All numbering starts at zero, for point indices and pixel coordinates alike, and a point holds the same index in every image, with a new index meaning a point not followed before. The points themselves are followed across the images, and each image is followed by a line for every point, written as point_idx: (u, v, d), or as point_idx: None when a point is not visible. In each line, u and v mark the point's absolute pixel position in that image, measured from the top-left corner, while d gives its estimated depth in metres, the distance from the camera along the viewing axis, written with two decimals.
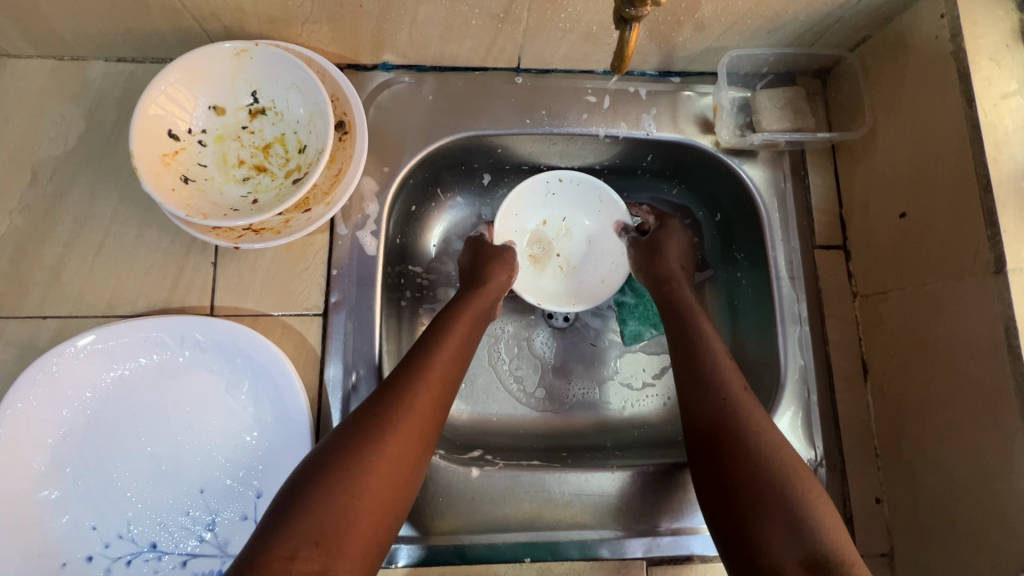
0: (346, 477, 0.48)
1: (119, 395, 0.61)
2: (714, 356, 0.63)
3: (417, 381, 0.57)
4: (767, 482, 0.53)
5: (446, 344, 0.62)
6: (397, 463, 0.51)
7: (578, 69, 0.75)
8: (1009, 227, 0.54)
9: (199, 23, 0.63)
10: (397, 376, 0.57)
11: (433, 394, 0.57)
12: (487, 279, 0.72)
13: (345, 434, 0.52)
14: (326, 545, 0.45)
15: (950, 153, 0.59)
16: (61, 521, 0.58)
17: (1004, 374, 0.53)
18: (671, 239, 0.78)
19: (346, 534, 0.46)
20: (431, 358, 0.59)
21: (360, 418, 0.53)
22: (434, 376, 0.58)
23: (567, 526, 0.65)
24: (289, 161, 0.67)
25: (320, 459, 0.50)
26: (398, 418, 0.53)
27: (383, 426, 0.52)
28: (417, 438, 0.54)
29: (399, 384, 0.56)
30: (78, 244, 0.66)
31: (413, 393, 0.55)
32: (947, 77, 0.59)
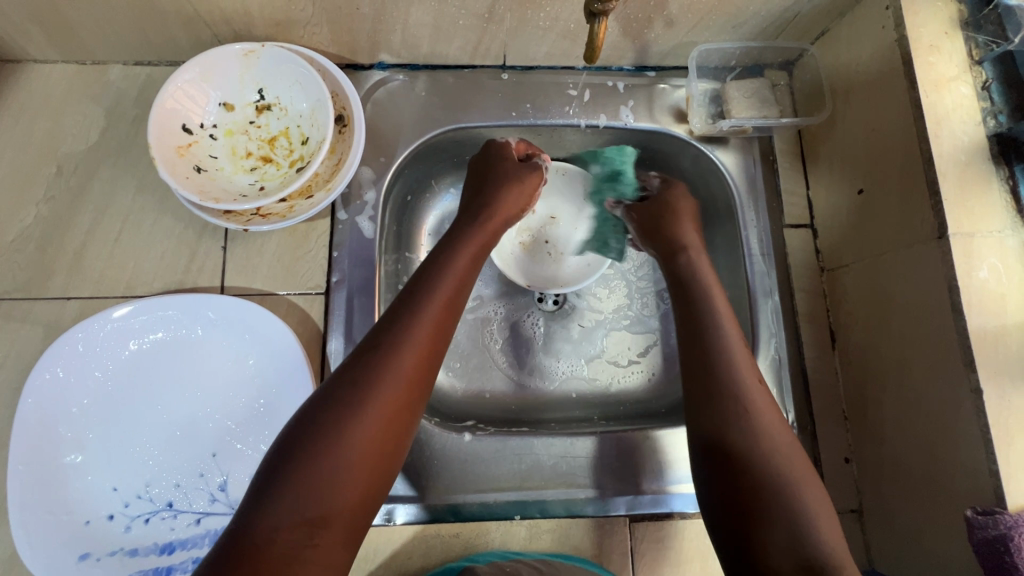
0: (323, 454, 0.49)
1: (138, 367, 0.66)
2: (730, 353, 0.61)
3: (394, 351, 0.56)
4: (778, 484, 0.52)
5: (427, 306, 0.60)
6: (377, 437, 0.52)
7: (559, 65, 0.81)
8: (950, 196, 0.59)
9: (209, 27, 0.69)
10: (375, 345, 0.56)
11: (412, 365, 0.56)
12: (496, 204, 0.73)
13: (320, 410, 0.52)
14: (306, 523, 0.47)
15: (899, 132, 0.64)
16: (85, 483, 0.63)
17: (949, 330, 0.58)
18: (678, 201, 0.78)
19: (325, 512, 0.48)
20: (408, 325, 0.58)
21: (336, 391, 0.53)
22: (411, 344, 0.57)
23: (554, 487, 0.69)
24: (293, 152, 0.73)
25: (297, 434, 0.51)
26: (374, 393, 0.53)
27: (359, 401, 0.52)
28: (396, 412, 0.54)
29: (377, 352, 0.55)
30: (99, 231, 0.71)
31: (388, 365, 0.55)
32: (893, 63, 0.65)
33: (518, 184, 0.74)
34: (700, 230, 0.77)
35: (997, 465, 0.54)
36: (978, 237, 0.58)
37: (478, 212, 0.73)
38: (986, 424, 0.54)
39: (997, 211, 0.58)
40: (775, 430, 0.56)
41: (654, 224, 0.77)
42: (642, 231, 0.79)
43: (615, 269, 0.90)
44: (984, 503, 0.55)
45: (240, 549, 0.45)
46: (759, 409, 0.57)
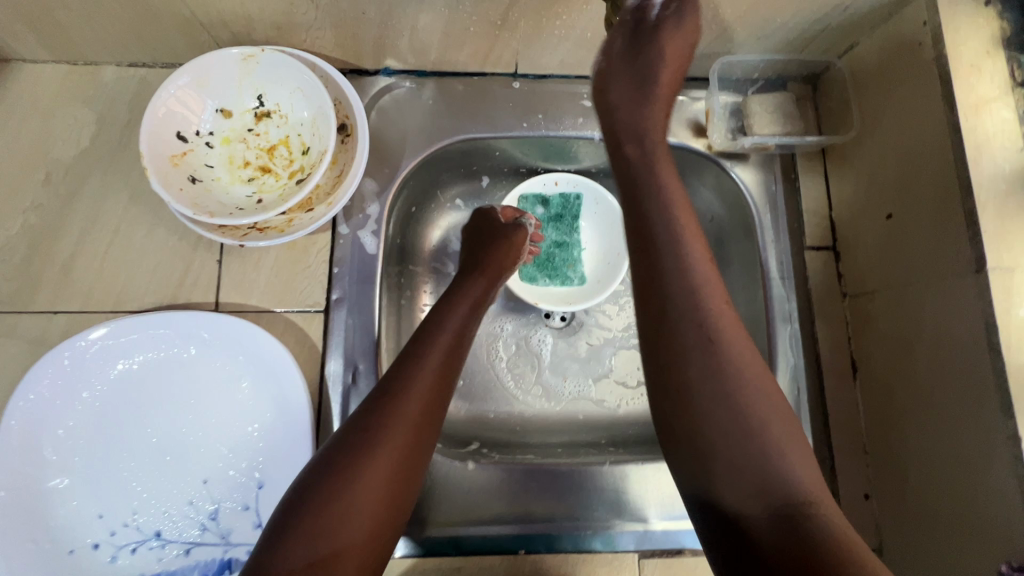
0: (342, 489, 0.47)
1: (128, 387, 0.63)
2: (691, 289, 0.50)
3: (412, 382, 0.54)
4: (737, 436, 0.46)
5: (441, 340, 0.59)
6: (395, 471, 0.50)
7: (573, 74, 0.77)
8: (990, 227, 0.55)
9: (207, 29, 0.65)
10: (393, 377, 0.55)
11: (428, 398, 0.54)
12: (486, 262, 0.71)
13: (338, 444, 0.50)
14: (323, 560, 0.45)
15: (934, 156, 0.60)
16: (70, 510, 0.60)
17: (986, 370, 0.54)
18: (664, 44, 0.58)
19: (342, 549, 0.46)
20: (426, 359, 0.57)
21: (355, 424, 0.51)
22: (429, 376, 0.55)
23: (561, 519, 0.66)
24: (293, 162, 0.69)
25: (315, 470, 0.49)
26: (392, 426, 0.51)
27: (377, 435, 0.50)
28: (413, 448, 0.52)
29: (395, 385, 0.54)
30: (89, 242, 0.68)
31: (406, 397, 0.53)
32: (930, 82, 0.61)
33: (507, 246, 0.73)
34: (670, 111, 0.61)
35: None
36: (1019, 272, 0.54)
37: (472, 268, 0.71)
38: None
39: None
40: (743, 374, 0.48)
41: (630, 108, 0.59)
42: (609, 116, 0.60)
43: (625, 287, 0.87)
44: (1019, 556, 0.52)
45: None
46: (730, 355, 0.48)
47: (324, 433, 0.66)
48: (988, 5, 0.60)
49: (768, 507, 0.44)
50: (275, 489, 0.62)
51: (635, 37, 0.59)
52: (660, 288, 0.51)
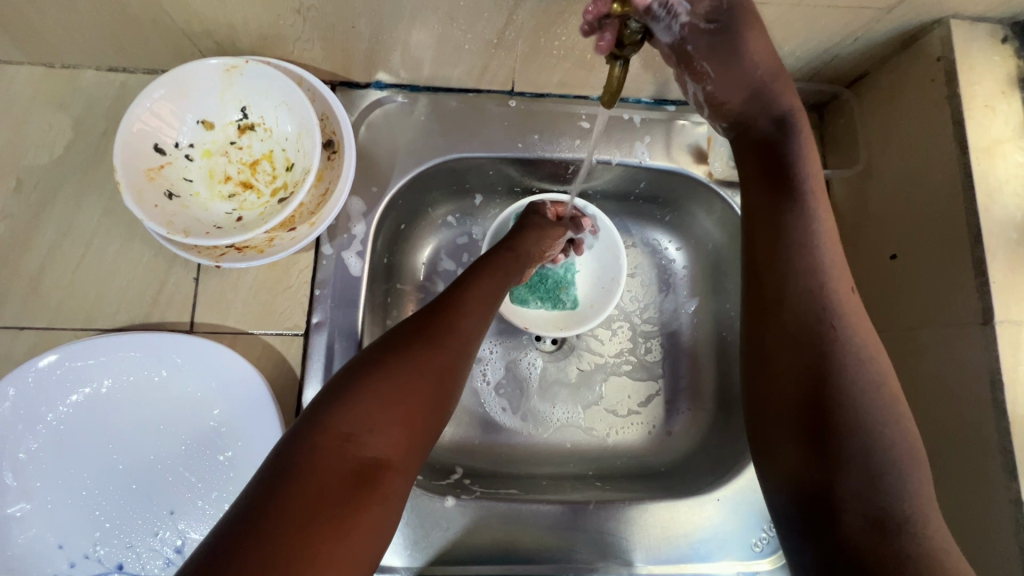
0: (396, 369, 0.48)
1: (93, 411, 0.60)
2: (818, 261, 0.51)
3: (459, 306, 0.57)
4: (853, 429, 0.46)
5: (483, 281, 0.62)
6: (445, 370, 0.51)
7: (572, 94, 0.74)
8: (998, 277, 0.53)
9: (189, 38, 0.62)
10: (442, 301, 0.57)
11: (474, 318, 0.57)
12: (518, 246, 0.69)
13: (391, 339, 0.52)
14: (377, 429, 0.44)
15: (942, 198, 0.58)
16: (28, 539, 0.57)
17: (988, 426, 0.52)
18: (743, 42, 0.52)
19: (393, 425, 0.45)
20: (471, 292, 0.60)
21: (408, 326, 0.53)
22: (475, 304, 0.58)
23: (542, 559, 0.64)
24: (276, 178, 0.66)
25: (366, 358, 0.50)
26: (442, 332, 0.53)
27: (430, 335, 0.52)
28: (458, 358, 0.53)
29: (443, 305, 0.57)
30: (60, 255, 0.65)
31: (454, 314, 0.56)
32: (941, 120, 0.59)
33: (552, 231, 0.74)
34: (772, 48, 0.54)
35: None
36: None
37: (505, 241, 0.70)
38: None
39: None
40: (859, 345, 0.48)
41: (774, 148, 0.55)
42: (784, 165, 0.55)
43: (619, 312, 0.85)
44: None
45: (308, 453, 0.42)
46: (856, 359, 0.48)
47: None
48: (1004, 44, 0.58)
49: (869, 513, 0.44)
50: None
51: (713, 51, 0.52)
52: (782, 272, 0.52)
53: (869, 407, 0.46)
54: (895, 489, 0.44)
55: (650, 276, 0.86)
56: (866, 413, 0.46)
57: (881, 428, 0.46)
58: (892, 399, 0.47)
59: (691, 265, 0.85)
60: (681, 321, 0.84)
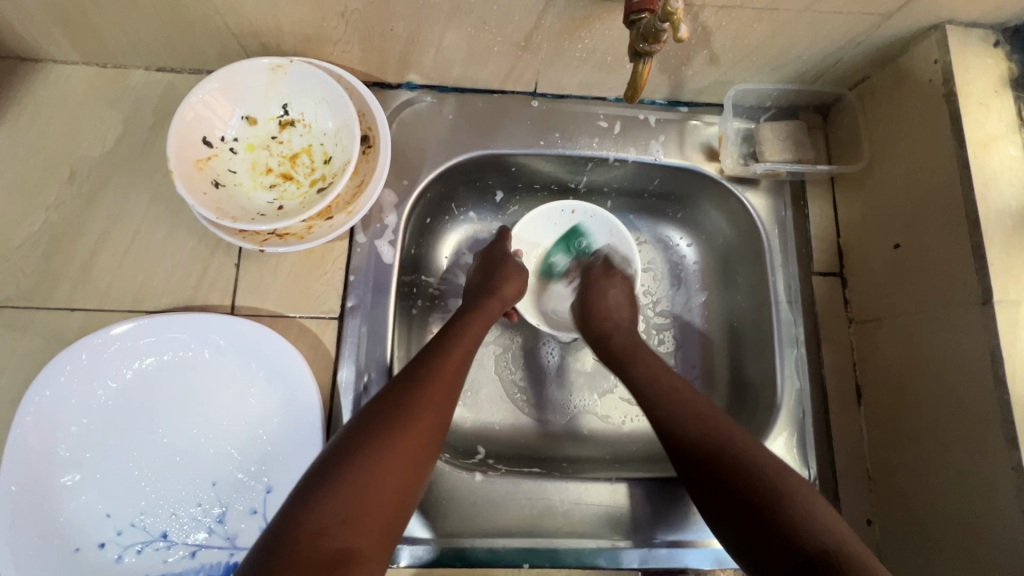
0: (370, 454, 0.50)
1: (141, 387, 0.63)
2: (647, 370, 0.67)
3: (433, 374, 0.59)
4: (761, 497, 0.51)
5: (456, 343, 0.64)
6: (416, 447, 0.53)
7: (590, 95, 0.79)
8: (996, 261, 0.57)
9: (238, 39, 0.67)
10: (415, 369, 0.59)
11: (448, 384, 0.59)
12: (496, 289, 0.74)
13: (367, 422, 0.53)
14: (350, 520, 0.46)
15: (943, 189, 0.62)
16: (77, 508, 0.60)
17: (990, 400, 0.55)
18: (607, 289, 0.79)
19: (367, 513, 0.47)
20: (444, 355, 0.61)
21: (382, 406, 0.55)
22: (449, 371, 0.60)
23: (565, 534, 0.66)
24: (315, 171, 0.70)
25: (341, 444, 0.51)
26: (417, 407, 0.55)
27: (404, 414, 0.54)
28: (431, 433, 0.55)
29: (417, 376, 0.58)
30: (109, 241, 0.69)
31: (427, 385, 0.57)
32: (938, 118, 0.63)
33: (520, 276, 0.76)
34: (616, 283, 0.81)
35: None
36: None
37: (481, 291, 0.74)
38: None
39: None
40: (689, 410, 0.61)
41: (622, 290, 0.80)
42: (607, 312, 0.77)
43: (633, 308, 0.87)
44: None
45: (285, 549, 0.44)
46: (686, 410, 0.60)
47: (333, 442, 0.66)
48: (996, 47, 0.63)
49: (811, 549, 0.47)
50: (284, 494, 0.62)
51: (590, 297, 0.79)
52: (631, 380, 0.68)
53: (728, 454, 0.55)
54: (818, 521, 0.49)
55: (663, 270, 0.88)
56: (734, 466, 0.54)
57: (757, 459, 0.54)
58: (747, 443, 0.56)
59: (702, 261, 0.87)
60: (693, 314, 0.87)
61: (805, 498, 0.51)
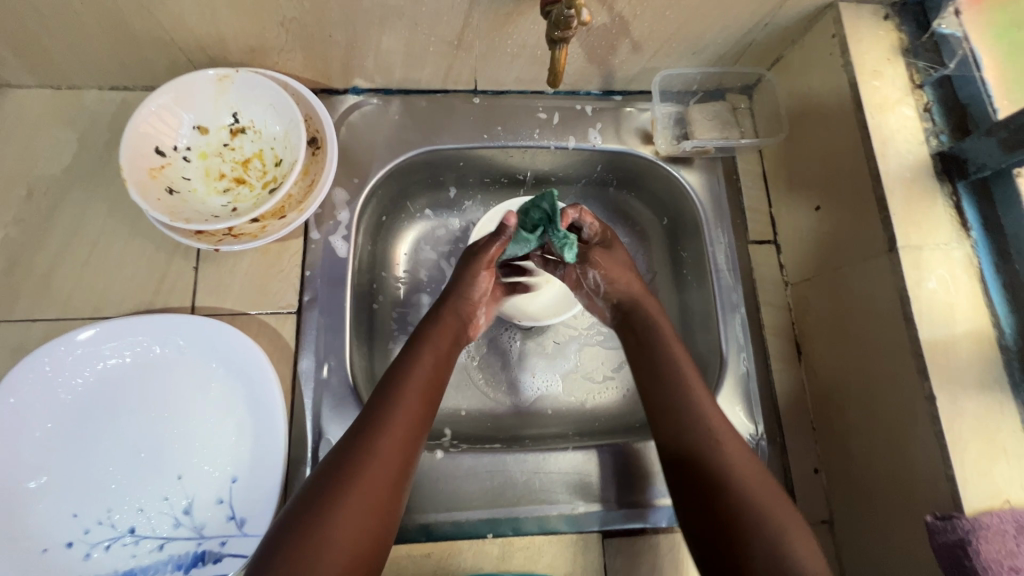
0: (336, 499, 0.54)
1: (105, 388, 0.65)
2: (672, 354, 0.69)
3: (391, 411, 0.61)
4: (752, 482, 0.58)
5: (415, 379, 0.65)
6: (380, 484, 0.56)
7: (529, 89, 0.84)
8: (898, 211, 0.62)
9: (185, 54, 0.71)
10: (374, 405, 0.61)
11: (408, 417, 0.61)
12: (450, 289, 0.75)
13: (330, 467, 0.56)
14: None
15: (850, 150, 0.67)
16: (43, 510, 0.61)
17: (903, 337, 0.60)
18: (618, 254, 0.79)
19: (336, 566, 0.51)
20: (401, 388, 0.63)
21: (342, 449, 0.58)
22: (410, 406, 0.62)
23: (526, 503, 0.69)
24: (266, 174, 0.74)
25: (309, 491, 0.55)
26: (378, 445, 0.58)
27: (363, 455, 0.57)
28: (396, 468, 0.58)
29: (375, 414, 0.60)
30: (69, 253, 0.71)
31: (386, 422, 0.60)
32: (840, 87, 0.68)
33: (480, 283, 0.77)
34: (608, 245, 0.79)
35: (952, 468, 0.55)
36: (925, 250, 0.61)
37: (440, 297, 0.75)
38: (941, 429, 0.56)
39: (943, 225, 0.61)
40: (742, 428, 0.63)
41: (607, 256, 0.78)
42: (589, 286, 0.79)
43: None
44: (942, 508, 0.55)
45: None
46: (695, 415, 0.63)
47: (296, 430, 0.68)
48: (886, 20, 0.69)
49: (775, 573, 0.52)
50: (250, 482, 0.64)
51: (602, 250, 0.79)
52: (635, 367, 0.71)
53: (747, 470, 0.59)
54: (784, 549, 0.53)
55: None
56: (741, 480, 0.58)
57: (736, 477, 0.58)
58: (739, 466, 0.59)
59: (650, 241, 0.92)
60: (645, 292, 0.90)
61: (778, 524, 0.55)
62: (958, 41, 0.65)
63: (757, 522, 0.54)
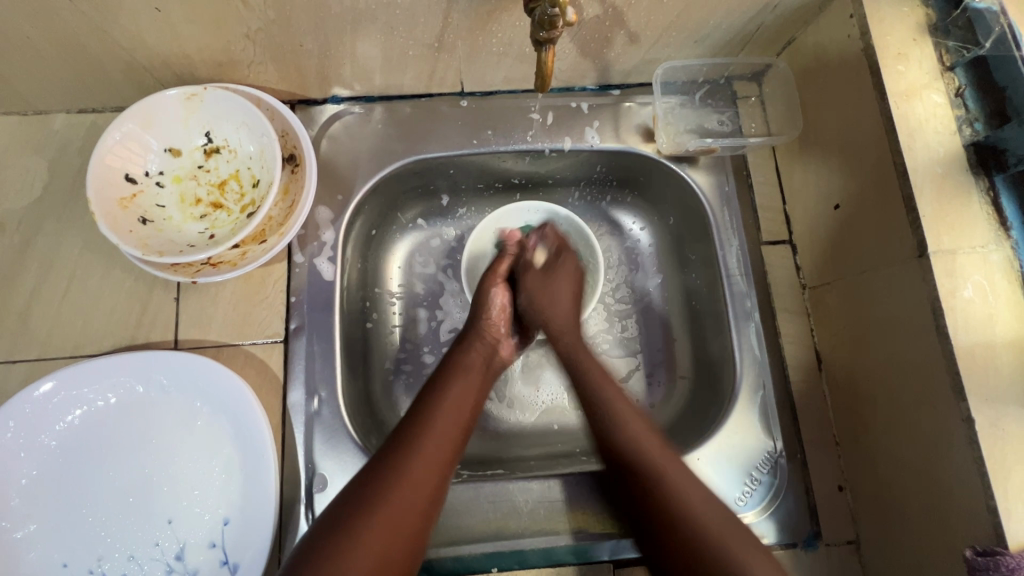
0: (343, 553, 0.49)
1: (88, 431, 0.63)
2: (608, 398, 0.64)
3: (418, 442, 0.57)
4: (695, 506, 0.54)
5: (443, 411, 0.61)
6: (389, 538, 0.51)
7: (519, 89, 0.79)
8: (928, 211, 0.56)
9: (150, 72, 0.66)
10: (392, 448, 0.57)
11: (430, 464, 0.56)
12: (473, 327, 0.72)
13: (339, 514, 0.52)
14: None
15: (873, 144, 0.61)
16: (32, 560, 0.60)
17: (936, 353, 0.54)
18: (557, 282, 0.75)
19: None
20: (425, 429, 0.58)
21: (355, 494, 0.53)
22: (430, 453, 0.56)
23: (532, 534, 0.66)
24: (244, 196, 0.70)
25: (316, 542, 0.50)
26: (392, 494, 0.53)
27: (375, 505, 0.52)
28: (413, 521, 0.53)
29: (394, 459, 0.55)
30: (46, 289, 0.68)
31: (403, 469, 0.55)
32: (861, 73, 0.62)
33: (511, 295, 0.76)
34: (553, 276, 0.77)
35: (993, 498, 0.50)
36: (960, 254, 0.55)
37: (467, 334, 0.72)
38: (980, 454, 0.51)
39: (980, 225, 0.55)
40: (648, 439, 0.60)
41: (700, 252, 0.79)
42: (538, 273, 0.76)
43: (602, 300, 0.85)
44: (983, 542, 0.51)
45: None
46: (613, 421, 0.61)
47: (289, 466, 0.65)
48: None
49: None
50: (242, 525, 0.61)
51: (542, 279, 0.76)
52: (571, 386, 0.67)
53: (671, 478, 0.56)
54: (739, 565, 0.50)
55: (620, 257, 0.87)
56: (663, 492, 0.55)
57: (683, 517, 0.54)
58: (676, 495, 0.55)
59: (656, 242, 0.86)
60: (653, 298, 0.85)
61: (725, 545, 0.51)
62: (994, 15, 0.58)
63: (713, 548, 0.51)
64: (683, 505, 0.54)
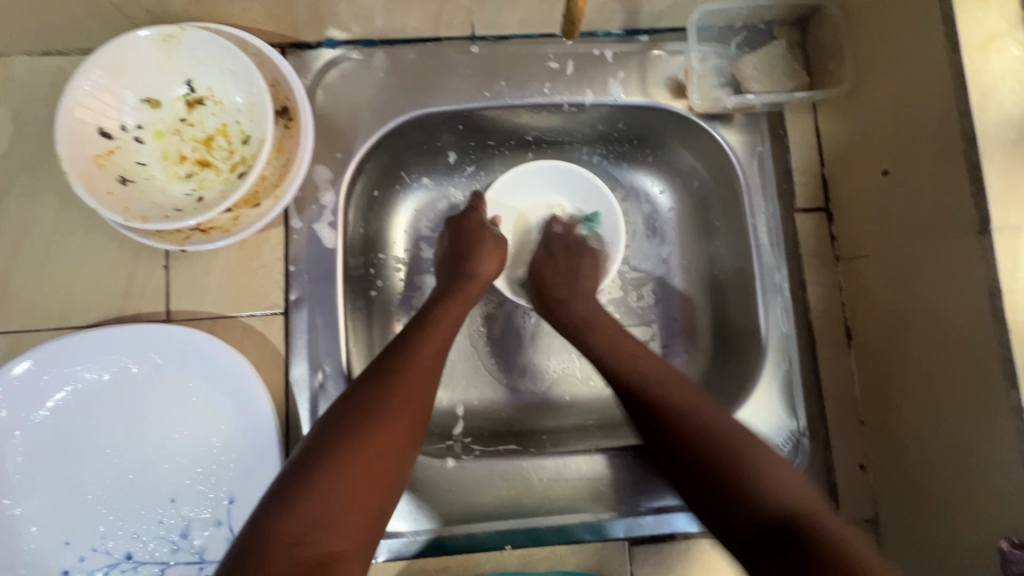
0: (340, 455, 0.45)
1: (80, 409, 0.59)
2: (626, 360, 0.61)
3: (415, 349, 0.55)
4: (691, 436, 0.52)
5: (437, 326, 0.59)
6: (385, 441, 0.47)
7: (536, 33, 0.70)
8: (996, 182, 0.50)
9: (118, 10, 0.58)
10: (389, 359, 0.54)
11: (424, 374, 0.54)
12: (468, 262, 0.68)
13: (329, 428, 0.47)
14: (330, 521, 0.42)
15: (935, 103, 0.54)
16: (32, 539, 0.58)
17: (989, 338, 0.50)
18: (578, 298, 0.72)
19: (349, 504, 0.43)
20: (417, 347, 0.55)
21: (344, 410, 0.48)
22: (423, 360, 0.55)
23: (547, 511, 0.64)
24: (233, 153, 0.63)
25: (320, 434, 0.47)
26: (396, 395, 0.50)
27: (382, 404, 0.49)
28: (410, 422, 0.50)
29: (387, 375, 0.52)
30: (22, 255, 0.63)
31: (400, 378, 0.52)
32: (930, 20, 0.54)
33: (498, 249, 0.71)
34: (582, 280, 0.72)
35: None
36: None
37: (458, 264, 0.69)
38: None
39: None
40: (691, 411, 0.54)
41: (730, 218, 0.74)
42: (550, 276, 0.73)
43: (625, 270, 0.80)
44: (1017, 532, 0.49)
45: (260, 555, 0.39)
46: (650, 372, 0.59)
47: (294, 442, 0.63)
48: None
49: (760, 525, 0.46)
50: (247, 503, 0.59)
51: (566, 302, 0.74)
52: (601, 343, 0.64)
53: (700, 425, 0.53)
54: (769, 481, 0.48)
55: (637, 223, 0.81)
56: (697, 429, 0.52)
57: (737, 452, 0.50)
58: (740, 434, 0.52)
59: (678, 207, 0.80)
60: (669, 266, 0.80)
61: (758, 465, 0.49)
62: None
63: (740, 476, 0.48)
64: (754, 466, 0.49)
